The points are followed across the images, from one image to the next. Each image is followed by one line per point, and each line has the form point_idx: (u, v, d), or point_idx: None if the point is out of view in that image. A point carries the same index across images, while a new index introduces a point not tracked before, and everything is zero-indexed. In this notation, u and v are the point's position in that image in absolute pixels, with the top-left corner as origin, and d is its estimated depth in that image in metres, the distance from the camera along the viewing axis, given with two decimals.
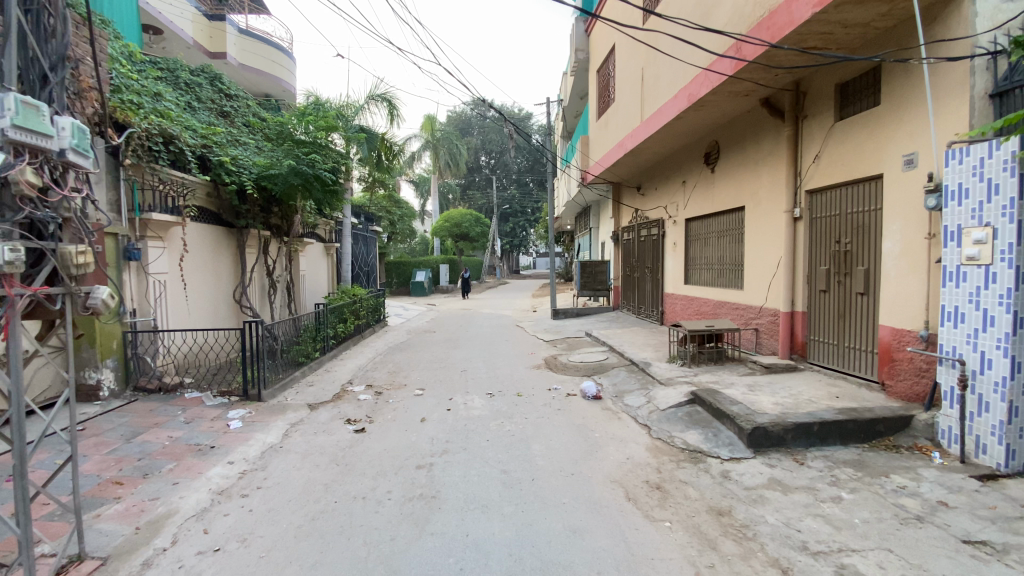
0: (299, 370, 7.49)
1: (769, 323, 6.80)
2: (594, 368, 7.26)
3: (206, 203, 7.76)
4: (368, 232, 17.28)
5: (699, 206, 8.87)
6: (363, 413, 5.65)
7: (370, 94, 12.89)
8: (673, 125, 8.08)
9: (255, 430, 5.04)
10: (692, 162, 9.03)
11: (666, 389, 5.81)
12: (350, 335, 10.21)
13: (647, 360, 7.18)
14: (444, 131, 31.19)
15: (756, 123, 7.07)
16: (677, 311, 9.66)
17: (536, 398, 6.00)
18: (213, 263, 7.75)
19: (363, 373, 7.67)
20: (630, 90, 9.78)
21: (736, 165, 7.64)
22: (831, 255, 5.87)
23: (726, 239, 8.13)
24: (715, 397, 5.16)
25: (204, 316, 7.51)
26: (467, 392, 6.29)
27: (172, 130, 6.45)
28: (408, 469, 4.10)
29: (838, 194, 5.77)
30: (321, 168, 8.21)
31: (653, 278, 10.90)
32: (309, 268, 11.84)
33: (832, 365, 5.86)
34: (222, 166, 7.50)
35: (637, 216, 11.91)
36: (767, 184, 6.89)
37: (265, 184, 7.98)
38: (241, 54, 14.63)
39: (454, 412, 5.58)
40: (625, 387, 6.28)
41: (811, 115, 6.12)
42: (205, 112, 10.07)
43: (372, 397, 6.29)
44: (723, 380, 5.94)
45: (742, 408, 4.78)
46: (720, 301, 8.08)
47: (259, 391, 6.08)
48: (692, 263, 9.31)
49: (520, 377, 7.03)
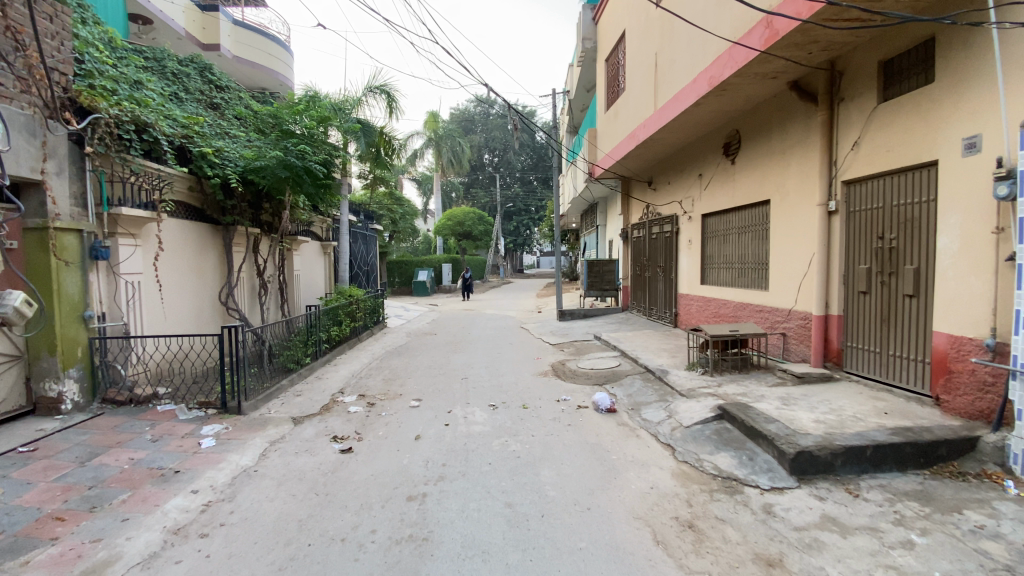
0: (287, 378, 6.93)
1: (799, 328, 6.20)
2: (607, 376, 6.68)
3: (189, 198, 7.21)
4: (368, 231, 16.74)
5: (717, 200, 8.26)
6: (352, 429, 5.08)
7: (369, 85, 12.33)
8: (691, 113, 7.50)
9: (229, 450, 4.48)
10: (709, 154, 8.44)
11: (689, 402, 5.22)
12: (346, 338, 9.64)
13: (665, 367, 6.58)
14: (447, 128, 30.63)
15: (784, 108, 6.48)
16: (693, 314, 9.06)
17: (544, 411, 5.42)
18: (194, 262, 7.21)
19: (356, 380, 7.11)
20: (642, 78, 9.21)
21: (760, 155, 7.04)
22: (872, 252, 5.27)
23: (748, 235, 7.52)
24: (747, 413, 4.57)
25: (187, 321, 7.00)
26: (468, 404, 5.72)
27: (146, 117, 5.88)
28: (398, 502, 3.52)
29: (882, 184, 5.17)
30: (312, 160, 7.67)
31: (665, 278, 10.29)
32: (304, 268, 11.31)
33: (874, 375, 5.26)
34: (204, 158, 6.94)
35: (649, 212, 11.30)
36: (796, 174, 6.30)
37: (252, 177, 7.46)
38: (235, 46, 14.14)
39: (452, 427, 5.01)
40: (642, 399, 5.68)
41: (848, 97, 5.54)
42: (193, 103, 9.54)
43: (364, 410, 5.72)
44: (752, 392, 5.34)
45: (781, 426, 4.18)
46: (742, 303, 7.49)
47: (239, 403, 5.51)
48: (709, 262, 8.70)
49: (526, 385, 6.45)
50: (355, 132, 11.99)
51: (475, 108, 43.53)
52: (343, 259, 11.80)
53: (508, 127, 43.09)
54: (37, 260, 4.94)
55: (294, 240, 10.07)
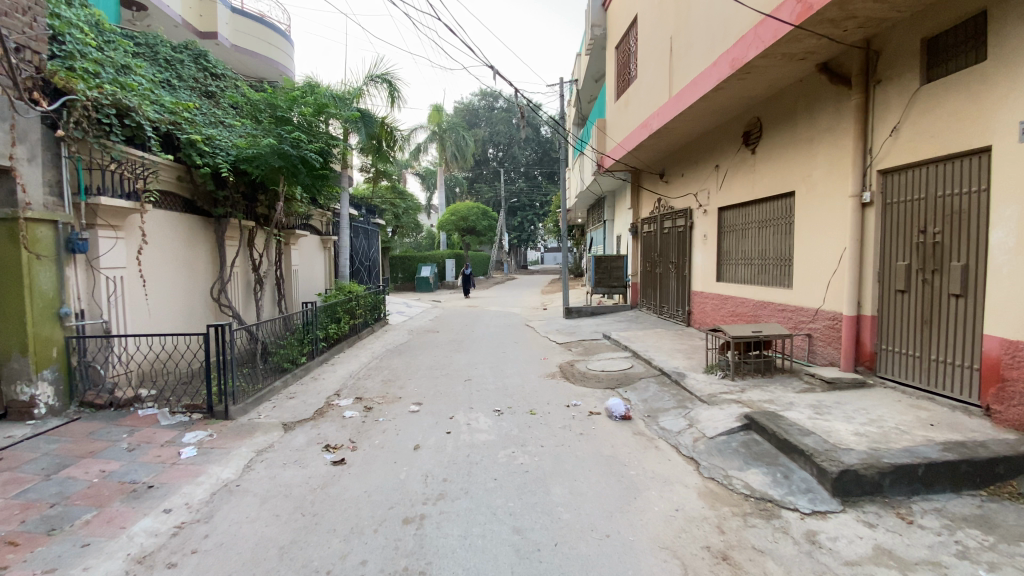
0: (281, 379, 6.53)
1: (826, 329, 5.79)
2: (619, 379, 6.29)
3: (179, 188, 6.83)
4: (370, 225, 16.37)
5: (736, 192, 7.83)
6: (346, 436, 4.71)
7: (370, 74, 11.90)
8: (709, 100, 7.07)
9: (211, 460, 4.11)
10: (727, 143, 7.99)
11: (711, 410, 4.82)
12: (345, 337, 9.27)
13: (682, 371, 6.16)
14: (450, 121, 30.23)
15: (812, 93, 6.03)
16: (708, 313, 8.64)
17: (553, 417, 5.04)
18: (183, 255, 6.83)
19: (354, 382, 6.69)
20: (655, 64, 8.76)
21: (784, 145, 6.60)
22: (913, 248, 4.84)
23: (770, 230, 7.09)
24: (778, 423, 4.16)
25: (175, 318, 6.65)
26: (471, 409, 5.31)
27: (128, 100, 5.50)
28: (392, 526, 3.13)
29: (924, 174, 4.73)
30: (307, 149, 7.27)
31: (678, 274, 9.88)
32: (303, 263, 10.92)
33: (913, 381, 4.85)
34: (194, 145, 6.55)
35: (660, 206, 10.87)
36: (825, 164, 5.87)
37: (244, 167, 7.08)
38: (234, 35, 13.72)
39: (455, 435, 4.62)
40: (659, 405, 5.27)
41: (886, 79, 5.09)
42: (186, 91, 9.16)
43: (360, 414, 5.33)
44: (779, 399, 4.93)
45: (818, 441, 3.79)
46: (762, 302, 7.07)
47: (226, 407, 5.12)
48: (726, 257, 8.28)
49: (533, 389, 6.04)
50: (354, 121, 11.51)
51: (479, 102, 42.97)
52: (344, 253, 11.40)
53: (513, 121, 42.56)
54: (7, 253, 4.57)
55: (292, 233, 9.69)
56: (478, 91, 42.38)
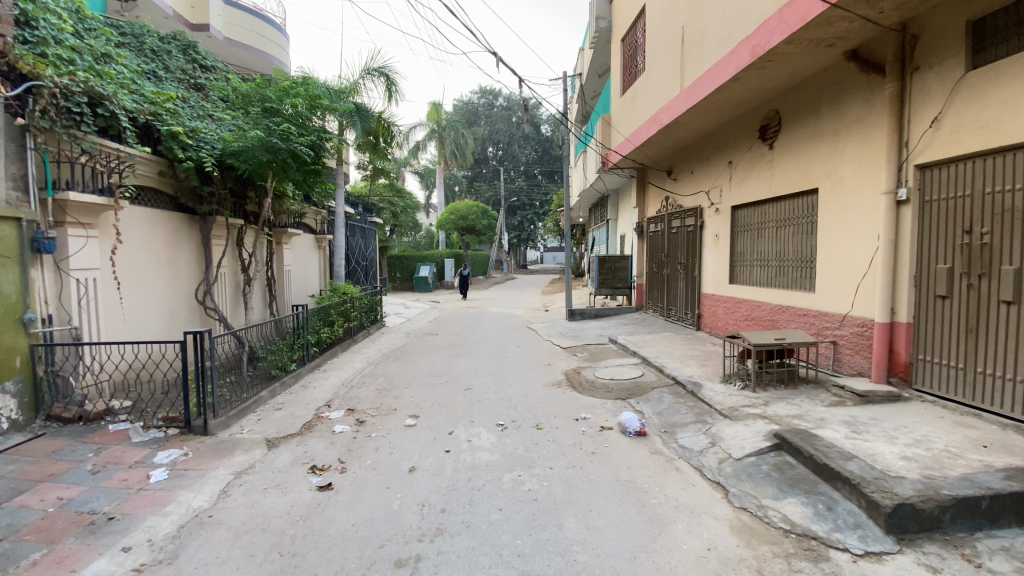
0: (268, 389, 6.10)
1: (853, 337, 5.40)
2: (630, 388, 5.88)
3: (160, 184, 6.40)
4: (367, 224, 15.98)
5: (751, 190, 7.42)
6: (336, 455, 4.29)
7: (366, 67, 11.47)
8: (725, 91, 6.66)
9: (183, 485, 3.69)
10: (741, 138, 7.58)
11: (734, 426, 4.42)
12: (339, 341, 8.85)
13: (697, 380, 5.75)
14: (449, 118, 29.82)
15: (839, 82, 5.62)
16: (721, 317, 8.22)
17: (561, 432, 4.63)
18: (163, 255, 6.39)
19: (346, 391, 6.27)
20: (665, 55, 8.35)
21: (806, 139, 6.20)
22: (956, 250, 4.43)
23: (789, 230, 6.68)
24: (814, 445, 3.76)
25: (155, 324, 6.22)
26: (472, 423, 4.89)
27: (102, 88, 5.07)
28: (382, 570, 2.70)
29: (968, 168, 4.33)
30: (297, 142, 6.83)
31: (687, 276, 9.48)
32: (296, 262, 10.49)
33: (956, 395, 4.45)
34: (176, 138, 6.12)
35: (668, 204, 10.46)
36: (854, 159, 5.46)
37: (231, 161, 6.65)
38: (226, 27, 13.23)
39: (455, 454, 4.21)
40: (676, 419, 4.86)
41: (925, 66, 4.69)
42: (172, 82, 8.74)
43: (351, 429, 4.90)
44: (808, 414, 4.53)
45: (864, 467, 3.40)
46: (780, 306, 6.67)
47: (205, 421, 4.68)
48: (740, 259, 7.88)
49: (539, 400, 5.62)
50: (350, 114, 10.99)
51: (479, 100, 42.43)
52: (340, 253, 10.98)
53: (513, 119, 42.12)
54: None
55: (283, 232, 9.26)
56: (479, 89, 41.88)
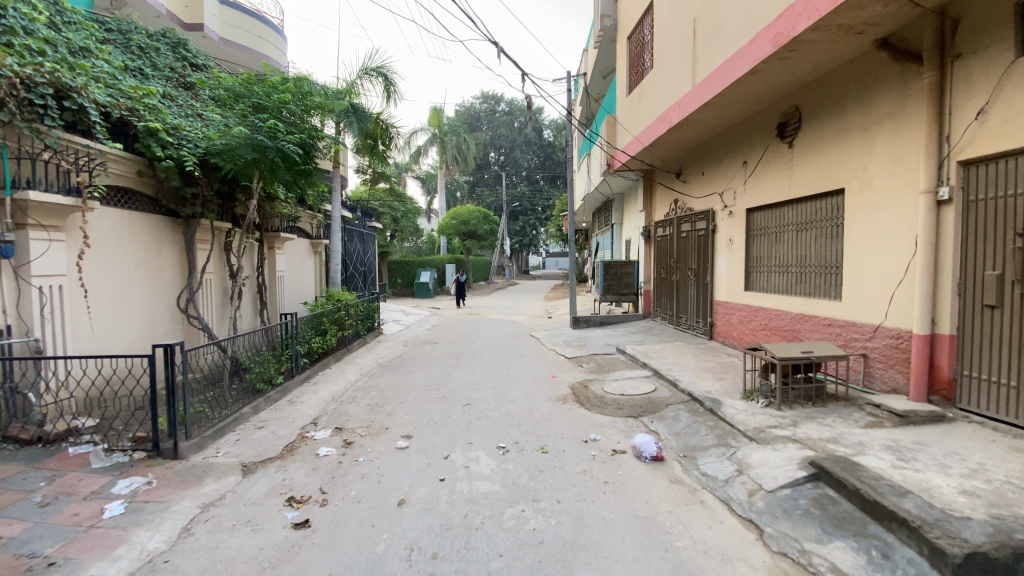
0: (251, 404, 5.67)
1: (887, 349, 4.95)
2: (643, 405, 5.42)
3: (138, 185, 5.99)
4: (366, 229, 15.59)
5: (768, 191, 6.99)
6: (318, 482, 3.84)
7: (364, 67, 11.08)
8: (741, 86, 6.24)
9: (141, 522, 3.25)
10: (757, 136, 7.16)
11: (763, 452, 3.96)
12: (332, 351, 8.41)
13: (716, 397, 5.30)
14: (450, 122, 29.50)
15: (868, 74, 5.19)
16: (736, 326, 7.77)
17: (569, 456, 4.19)
18: (140, 261, 5.97)
19: (336, 406, 5.81)
20: (675, 50, 7.94)
21: (830, 135, 5.77)
22: (1008, 254, 3.97)
23: (812, 233, 6.24)
24: (860, 477, 3.30)
25: (130, 334, 5.80)
26: (470, 445, 4.44)
27: (69, 78, 4.67)
28: None
29: (1020, 164, 3.88)
30: (285, 140, 6.41)
31: (698, 282, 9.03)
32: (290, 268, 10.09)
33: (1008, 417, 3.98)
34: (154, 135, 5.72)
35: (677, 208, 10.03)
36: (886, 156, 5.02)
37: (215, 160, 6.24)
38: (222, 28, 12.92)
39: (451, 482, 3.77)
40: (696, 442, 4.41)
41: (968, 53, 4.27)
42: (159, 79, 8.37)
43: (337, 451, 4.45)
44: (844, 438, 4.06)
45: (922, 506, 2.95)
46: (802, 315, 6.23)
47: (175, 443, 4.24)
48: (756, 265, 7.44)
49: (543, 418, 5.16)
50: (346, 114, 10.58)
51: (480, 105, 42.07)
52: (336, 258, 10.56)
53: (515, 125, 41.81)
54: None
55: (275, 236, 8.86)
56: (480, 94, 41.58)
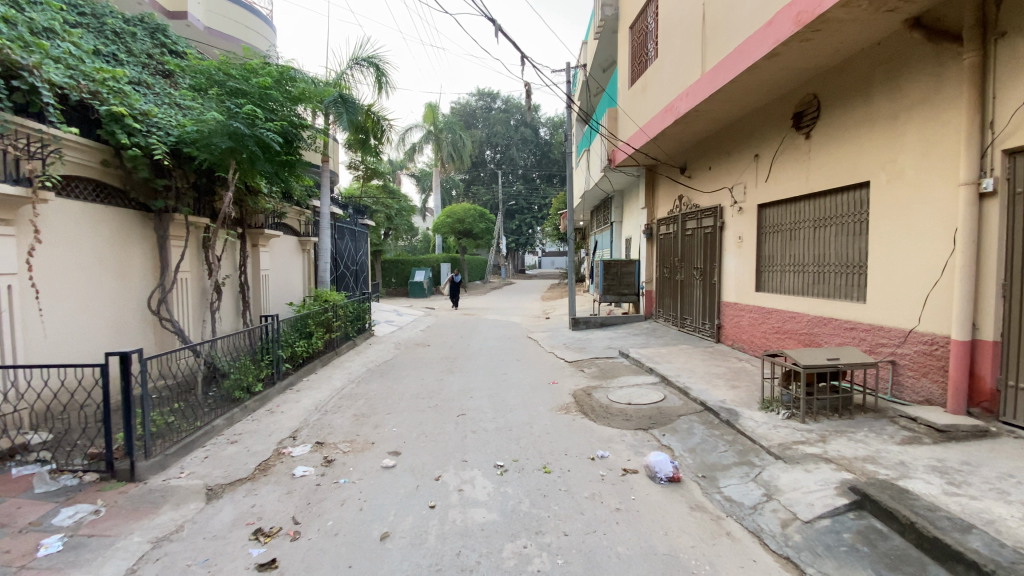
0: (225, 415, 5.16)
1: (919, 357, 4.54)
2: (653, 416, 4.99)
3: (104, 176, 5.53)
4: (359, 227, 15.09)
5: (783, 185, 6.58)
6: (291, 510, 3.37)
7: (354, 57, 10.59)
8: (757, 72, 5.81)
9: (80, 562, 2.78)
10: (770, 128, 6.75)
11: (793, 474, 3.54)
12: (318, 354, 7.94)
13: (731, 408, 4.89)
14: (446, 119, 28.97)
15: (898, 56, 4.77)
16: (745, 329, 7.37)
17: (575, 477, 3.75)
18: (104, 258, 5.48)
19: (319, 417, 5.34)
20: (683, 37, 7.51)
21: (852, 125, 5.36)
22: None
23: (831, 230, 5.82)
24: (913, 508, 2.87)
25: (93, 338, 5.33)
26: (464, 463, 4.00)
27: (18, 55, 4.20)
28: None
29: None
30: (264, 127, 5.93)
31: (704, 283, 8.61)
32: (276, 267, 9.57)
33: None
34: (119, 121, 5.24)
35: (682, 204, 9.61)
36: (919, 146, 4.60)
37: (187, 149, 5.75)
38: (208, 16, 12.38)
39: (442, 509, 3.31)
40: (715, 460, 3.99)
41: (1015, 30, 3.85)
42: (134, 66, 7.87)
43: (316, 470, 3.99)
44: (882, 457, 3.65)
45: (993, 545, 2.52)
46: (819, 318, 5.82)
47: (131, 464, 3.79)
48: (768, 264, 7.04)
49: (545, 430, 4.72)
50: (336, 105, 10.06)
51: (476, 102, 41.53)
52: (324, 257, 10.07)
53: (511, 122, 41.29)
54: None
55: (258, 233, 8.39)
56: (476, 91, 40.91)
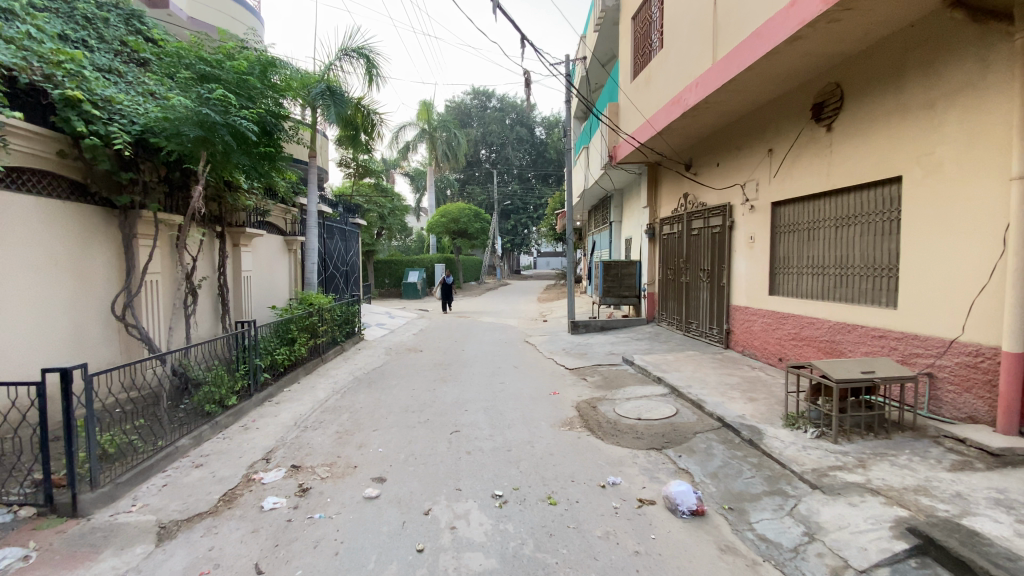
0: (191, 433, 4.62)
1: (962, 370, 4.11)
2: (666, 434, 4.53)
3: (60, 168, 5.01)
4: (350, 227, 14.58)
5: (800, 182, 6.14)
6: (254, 555, 2.87)
7: (343, 47, 10.08)
8: (776, 58, 5.35)
9: None
10: (787, 120, 6.31)
11: (837, 508, 3.08)
12: (301, 362, 7.42)
13: (752, 425, 4.44)
14: (440, 118, 28.46)
15: (936, 39, 4.33)
16: (758, 335, 6.94)
17: (585, 510, 3.28)
18: (58, 259, 4.94)
19: (297, 435, 4.84)
20: (692, 23, 7.04)
21: (882, 115, 4.91)
22: None
23: (856, 229, 5.38)
24: (990, 558, 2.43)
25: (44, 349, 4.78)
26: (458, 493, 3.51)
27: None
28: None
29: None
30: (239, 115, 5.40)
31: (712, 285, 8.17)
32: (258, 268, 9.04)
33: None
34: (75, 108, 4.71)
35: (687, 203, 9.17)
36: (963, 136, 4.15)
37: (153, 139, 5.22)
38: (191, 5, 11.81)
39: (432, 555, 2.83)
40: (742, 488, 3.53)
41: None
42: (105, 52, 7.33)
43: (290, 501, 3.50)
44: (934, 488, 3.21)
45: None
46: (843, 324, 5.38)
47: (73, 497, 3.27)
48: (783, 265, 6.60)
49: (548, 451, 4.25)
50: (325, 97, 9.49)
51: (471, 101, 41.00)
52: (311, 257, 9.55)
53: (507, 121, 40.80)
54: None
55: (240, 231, 7.90)
56: (471, 89, 40.43)
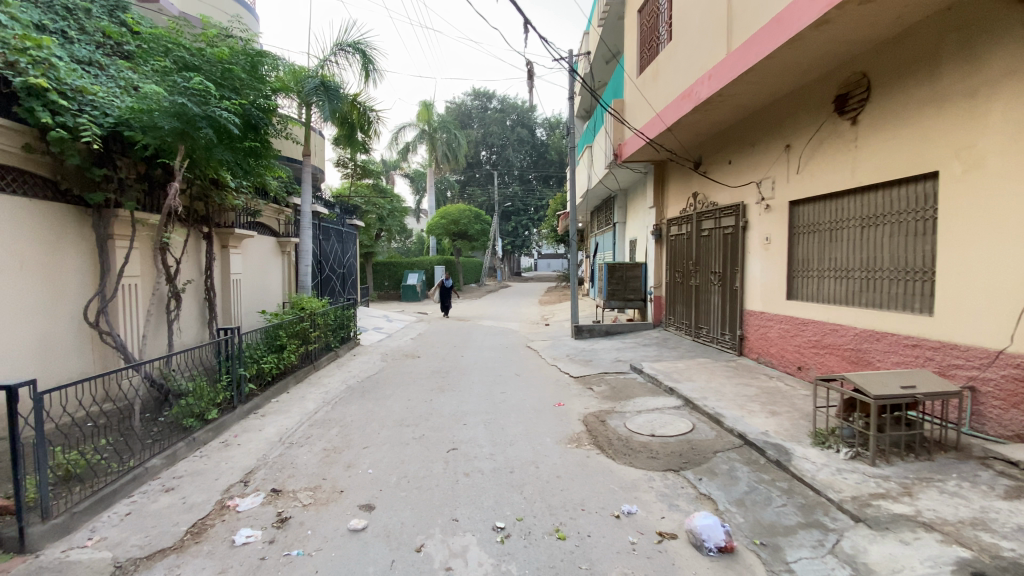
0: (164, 452, 4.20)
1: (1009, 385, 3.72)
2: (684, 453, 4.14)
3: (27, 163, 4.63)
4: (348, 229, 14.23)
5: (821, 179, 5.76)
6: None
7: (339, 42, 9.72)
8: (800, 45, 4.96)
9: None
10: (808, 113, 5.92)
11: (888, 548, 2.69)
12: (291, 371, 7.05)
13: (778, 443, 4.05)
14: (440, 118, 28.14)
15: (978, 21, 3.96)
16: (775, 342, 6.56)
17: (599, 546, 2.90)
18: (22, 261, 4.54)
19: (281, 452, 4.46)
20: (705, 12, 6.65)
21: (916, 105, 4.52)
22: None
23: (885, 229, 5.00)
24: None
25: (6, 359, 4.40)
26: (455, 525, 3.12)
27: None
28: None
29: None
30: (220, 107, 5.01)
31: (724, 288, 7.79)
32: (249, 270, 8.67)
33: None
34: (41, 98, 4.32)
35: (697, 202, 8.79)
36: (1011, 127, 3.76)
37: (128, 132, 4.84)
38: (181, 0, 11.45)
39: None
40: (773, 519, 3.14)
41: None
42: (85, 42, 6.96)
43: (265, 534, 3.11)
44: (992, 521, 2.82)
45: None
46: (871, 332, 5.00)
47: (20, 531, 2.88)
48: (802, 268, 6.23)
49: (554, 473, 3.86)
50: (319, 93, 9.09)
51: (472, 103, 40.67)
52: (304, 260, 9.17)
53: (507, 122, 40.54)
54: None
55: (228, 232, 7.53)
56: (471, 90, 40.14)
